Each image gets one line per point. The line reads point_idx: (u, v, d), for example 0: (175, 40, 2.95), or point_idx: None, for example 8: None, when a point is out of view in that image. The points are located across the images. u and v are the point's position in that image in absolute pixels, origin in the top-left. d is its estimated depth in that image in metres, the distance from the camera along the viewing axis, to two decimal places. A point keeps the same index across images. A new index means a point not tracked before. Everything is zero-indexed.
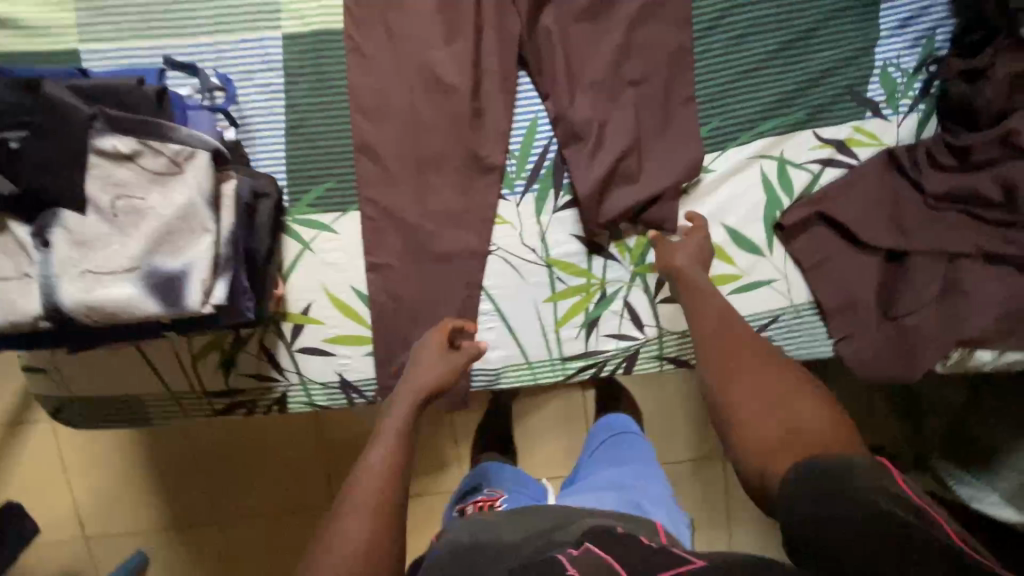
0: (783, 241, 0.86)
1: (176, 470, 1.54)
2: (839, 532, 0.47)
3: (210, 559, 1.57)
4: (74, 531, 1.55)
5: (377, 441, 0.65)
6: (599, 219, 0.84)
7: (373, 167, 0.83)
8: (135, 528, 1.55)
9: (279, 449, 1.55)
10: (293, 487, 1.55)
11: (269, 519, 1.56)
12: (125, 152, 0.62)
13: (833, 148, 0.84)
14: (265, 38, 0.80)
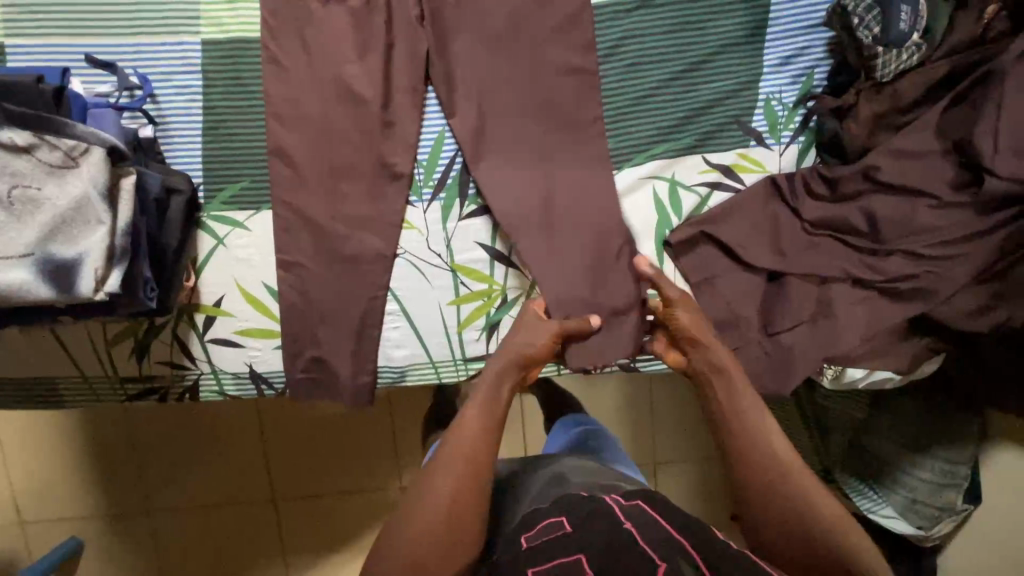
0: (672, 258, 0.92)
1: (112, 457, 1.55)
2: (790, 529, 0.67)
3: (145, 547, 1.59)
4: (8, 515, 1.55)
5: (476, 439, 0.73)
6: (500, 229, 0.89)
7: (286, 169, 0.88)
8: (69, 514, 1.56)
9: (220, 440, 1.55)
10: (231, 477, 1.57)
11: (206, 508, 1.58)
12: (22, 144, 0.65)
13: (720, 172, 0.90)
14: (186, 42, 0.85)
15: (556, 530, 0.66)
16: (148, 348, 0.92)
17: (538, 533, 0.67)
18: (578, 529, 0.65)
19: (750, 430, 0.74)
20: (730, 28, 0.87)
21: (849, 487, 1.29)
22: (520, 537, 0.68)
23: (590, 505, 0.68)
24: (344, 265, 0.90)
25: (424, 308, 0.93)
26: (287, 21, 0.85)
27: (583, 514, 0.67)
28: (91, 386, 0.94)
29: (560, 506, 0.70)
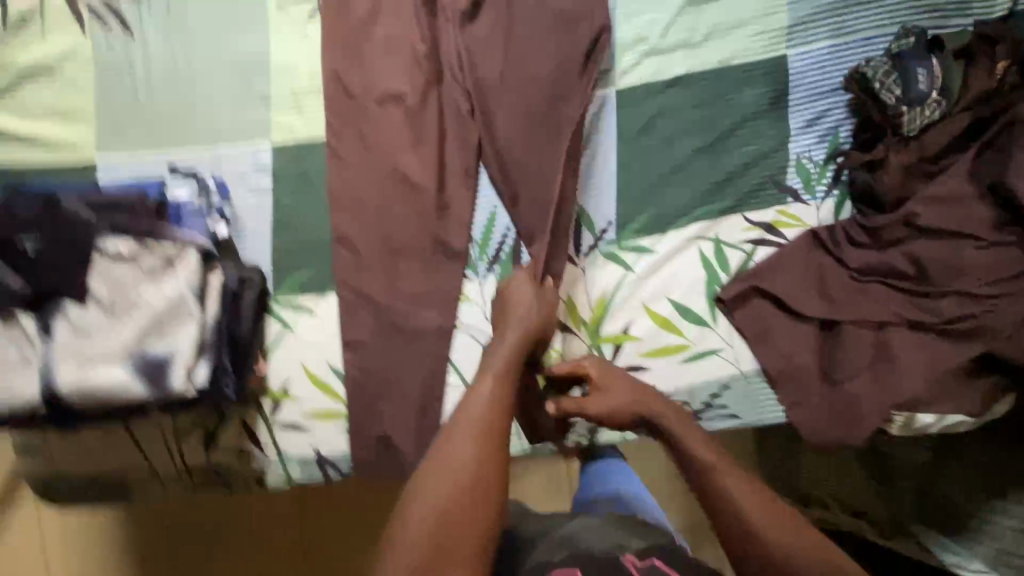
0: (724, 314, 0.94)
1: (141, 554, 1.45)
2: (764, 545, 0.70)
3: None
4: None
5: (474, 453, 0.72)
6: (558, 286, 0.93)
7: (350, 255, 0.93)
8: None
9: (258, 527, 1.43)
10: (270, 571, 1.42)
11: None
12: (127, 254, 0.71)
13: (761, 229, 0.94)
14: (257, 147, 0.93)
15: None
16: (216, 437, 0.94)
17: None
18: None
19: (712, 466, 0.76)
20: (755, 99, 0.93)
21: (930, 540, 1.21)
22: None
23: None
24: (406, 341, 0.93)
25: None
26: (347, 121, 0.92)
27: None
28: (160, 478, 0.95)
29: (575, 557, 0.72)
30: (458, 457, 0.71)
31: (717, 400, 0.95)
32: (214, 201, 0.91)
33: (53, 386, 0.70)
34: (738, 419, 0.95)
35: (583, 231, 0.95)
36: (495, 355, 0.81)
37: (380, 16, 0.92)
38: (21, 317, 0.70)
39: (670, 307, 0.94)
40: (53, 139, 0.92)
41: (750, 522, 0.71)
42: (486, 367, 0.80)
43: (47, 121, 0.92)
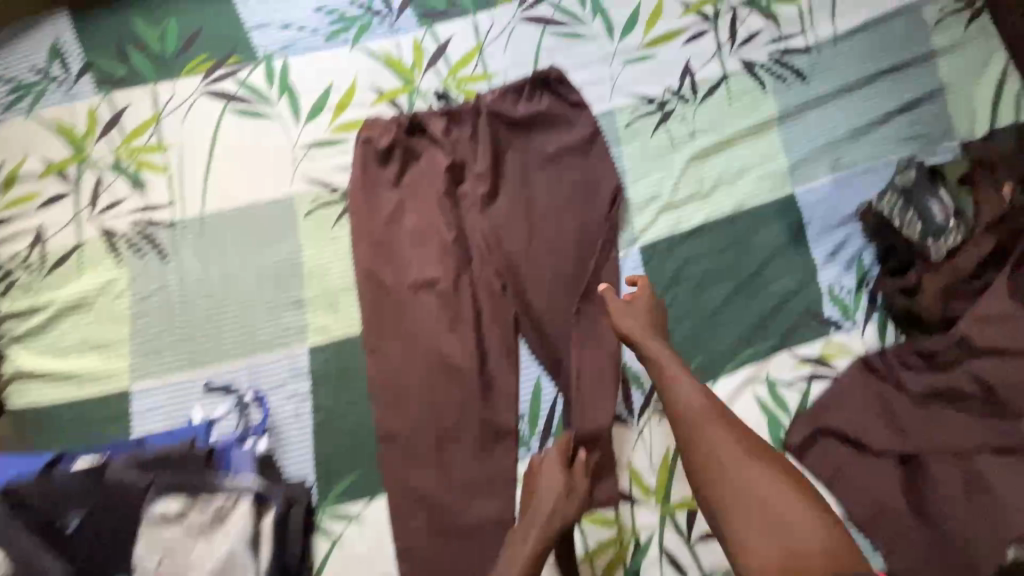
0: (796, 458, 0.89)
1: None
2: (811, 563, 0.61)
3: None
4: None
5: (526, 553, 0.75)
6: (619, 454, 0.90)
7: (398, 451, 0.89)
8: None
9: None
10: None
11: None
12: (173, 514, 0.80)
13: (812, 364, 0.92)
14: (294, 352, 0.92)
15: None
16: None
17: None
18: None
19: (748, 507, 0.65)
20: (775, 238, 0.96)
21: None
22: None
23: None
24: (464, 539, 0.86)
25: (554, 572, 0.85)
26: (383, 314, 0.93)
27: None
28: None
29: None
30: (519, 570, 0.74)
31: None
32: (253, 416, 0.89)
33: None
34: None
35: (633, 390, 0.92)
36: (541, 501, 0.79)
37: (405, 211, 0.96)
38: None
39: None
40: (89, 373, 0.92)
41: (703, 441, 0.71)
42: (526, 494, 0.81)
43: (83, 355, 0.92)
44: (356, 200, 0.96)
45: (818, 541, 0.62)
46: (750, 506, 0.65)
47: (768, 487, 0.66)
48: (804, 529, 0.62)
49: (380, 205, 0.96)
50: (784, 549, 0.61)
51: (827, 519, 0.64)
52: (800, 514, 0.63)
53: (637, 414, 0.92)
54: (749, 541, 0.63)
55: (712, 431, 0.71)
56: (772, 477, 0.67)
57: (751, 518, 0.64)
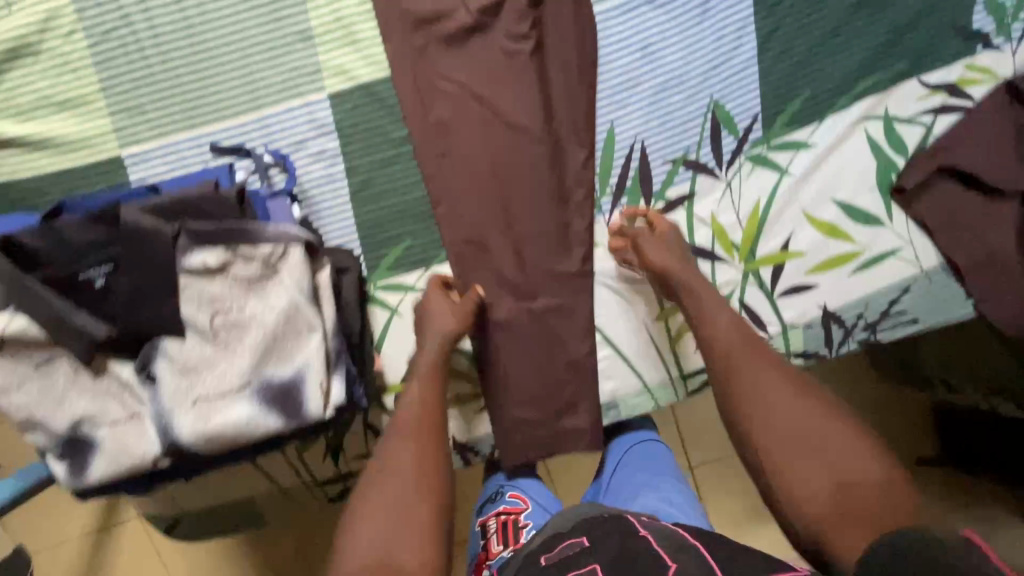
0: (903, 206, 0.79)
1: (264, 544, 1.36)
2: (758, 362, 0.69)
3: None
4: None
5: (404, 434, 0.72)
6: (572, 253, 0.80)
7: (455, 215, 0.78)
8: None
9: None
10: None
11: None
12: (216, 265, 0.56)
13: (945, 92, 0.76)
14: (310, 101, 0.75)
15: (574, 548, 0.62)
16: (342, 444, 0.84)
17: (557, 553, 0.63)
18: (597, 546, 0.61)
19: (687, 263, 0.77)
20: None
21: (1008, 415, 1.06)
22: (537, 556, 0.64)
23: (617, 541, 0.61)
24: (538, 324, 0.81)
25: (629, 332, 0.82)
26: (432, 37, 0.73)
27: (608, 534, 0.63)
28: (289, 497, 0.86)
29: (577, 525, 0.66)
30: (412, 415, 0.73)
31: (897, 307, 0.82)
32: (278, 183, 0.76)
33: (171, 440, 0.58)
34: (920, 321, 0.83)
35: (723, 134, 0.78)
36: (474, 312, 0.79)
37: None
38: (65, 352, 0.57)
39: (835, 210, 0.79)
40: (62, 139, 0.75)
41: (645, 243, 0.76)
42: (438, 323, 0.76)
43: (48, 116, 0.74)
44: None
45: (736, 342, 0.71)
46: (814, 460, 0.61)
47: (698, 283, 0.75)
48: (834, 439, 0.62)
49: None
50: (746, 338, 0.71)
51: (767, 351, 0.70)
52: (858, 451, 0.61)
53: (727, 165, 0.79)
54: (790, 459, 0.62)
55: (772, 396, 0.66)
56: (792, 391, 0.66)
57: (850, 527, 0.57)
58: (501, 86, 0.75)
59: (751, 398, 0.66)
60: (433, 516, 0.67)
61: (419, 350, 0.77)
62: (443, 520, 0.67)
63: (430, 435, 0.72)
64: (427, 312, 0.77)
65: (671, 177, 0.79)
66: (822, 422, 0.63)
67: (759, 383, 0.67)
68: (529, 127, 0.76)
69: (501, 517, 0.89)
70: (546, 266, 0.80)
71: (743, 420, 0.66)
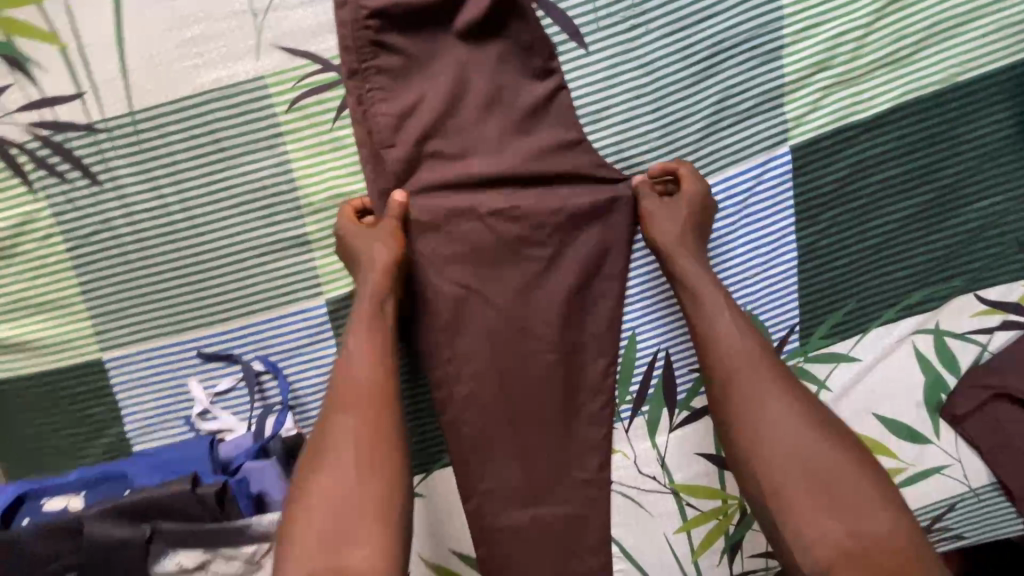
0: (950, 423, 0.72)
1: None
2: (726, 320, 0.60)
3: None
4: None
5: (346, 408, 0.57)
6: (588, 464, 0.73)
7: (463, 423, 0.72)
8: None
9: None
10: None
11: None
12: (192, 565, 0.52)
13: (1004, 311, 0.69)
14: (305, 307, 0.69)
15: None
16: None
17: None
18: None
19: (688, 253, 0.64)
20: (990, 132, 0.66)
21: None
22: None
23: None
24: (546, 537, 0.74)
25: (646, 542, 0.76)
26: (438, 241, 0.67)
27: None
28: None
29: None
30: (359, 380, 0.58)
31: (942, 523, 0.75)
32: (270, 391, 0.70)
33: None
34: (966, 538, 0.75)
35: None
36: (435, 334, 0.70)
37: (458, 94, 0.64)
38: None
39: (877, 425, 0.72)
40: (41, 340, 0.70)
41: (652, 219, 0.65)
42: (375, 253, 0.62)
43: (27, 317, 0.69)
44: (381, 80, 0.63)
45: (738, 336, 0.59)
46: (815, 496, 0.51)
47: (705, 284, 0.62)
48: (849, 485, 0.51)
49: (415, 84, 0.64)
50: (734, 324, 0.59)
51: (768, 361, 0.58)
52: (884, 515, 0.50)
53: None
54: (795, 494, 0.52)
55: (777, 421, 0.54)
56: (792, 400, 0.55)
57: None
58: (511, 293, 0.69)
59: (763, 442, 0.54)
60: (381, 488, 0.53)
61: (357, 283, 0.63)
62: (382, 475, 0.54)
63: (374, 396, 0.57)
64: (349, 247, 0.64)
65: (697, 388, 0.73)
66: (834, 457, 0.52)
67: (772, 408, 0.55)
68: (541, 333, 0.70)
69: None
70: (557, 477, 0.73)
71: (742, 442, 0.55)
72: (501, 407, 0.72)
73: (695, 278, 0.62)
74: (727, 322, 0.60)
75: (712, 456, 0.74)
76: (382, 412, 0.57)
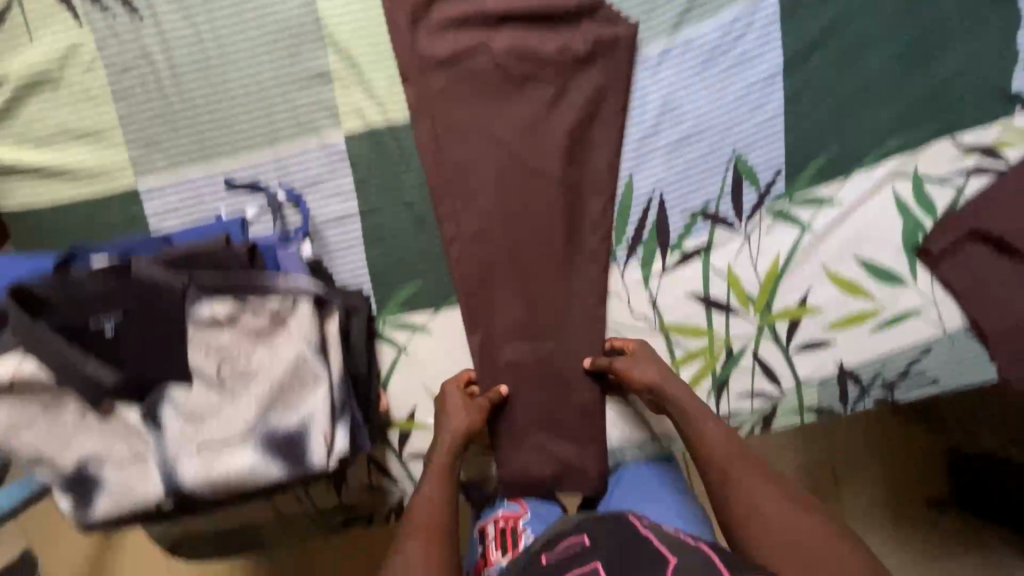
0: (928, 267, 0.76)
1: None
2: (721, 449, 0.67)
3: None
4: None
5: (419, 523, 0.64)
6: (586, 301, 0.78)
7: (468, 258, 0.77)
8: None
9: None
10: None
11: None
12: (223, 317, 0.56)
13: (979, 154, 0.73)
14: (325, 140, 0.74)
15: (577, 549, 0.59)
16: (346, 475, 0.85)
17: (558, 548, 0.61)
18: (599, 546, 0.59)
19: (703, 417, 0.70)
20: None
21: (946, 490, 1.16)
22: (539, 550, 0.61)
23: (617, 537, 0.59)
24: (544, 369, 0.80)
25: None
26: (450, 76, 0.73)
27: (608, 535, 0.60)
28: (291, 523, 0.87)
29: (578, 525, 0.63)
30: (424, 510, 0.66)
31: (917, 367, 0.79)
32: (290, 218, 0.75)
33: (177, 484, 0.59)
34: (939, 382, 0.80)
35: (745, 187, 0.76)
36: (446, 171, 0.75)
37: None
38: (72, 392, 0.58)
39: (857, 268, 0.77)
40: (78, 168, 0.75)
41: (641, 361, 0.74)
42: (450, 420, 0.74)
43: (68, 146, 0.75)
44: None
45: (721, 436, 0.68)
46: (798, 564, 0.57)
47: (693, 406, 0.71)
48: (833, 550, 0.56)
49: None
50: (731, 441, 0.68)
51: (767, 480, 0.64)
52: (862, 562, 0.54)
53: (746, 218, 0.77)
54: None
55: (770, 514, 0.61)
56: (783, 502, 0.62)
57: None
58: (516, 129, 0.74)
59: (758, 553, 0.60)
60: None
61: (440, 423, 0.75)
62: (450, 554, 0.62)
63: (438, 513, 0.66)
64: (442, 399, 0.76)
65: (688, 229, 0.77)
66: (828, 544, 0.57)
67: (779, 517, 0.61)
68: (544, 169, 0.75)
69: (499, 525, 0.76)
70: (557, 314, 0.79)
71: (739, 536, 0.62)
72: (506, 245, 0.77)
73: (705, 437, 0.68)
74: (723, 441, 0.68)
75: (703, 296, 0.78)
76: (440, 529, 0.64)
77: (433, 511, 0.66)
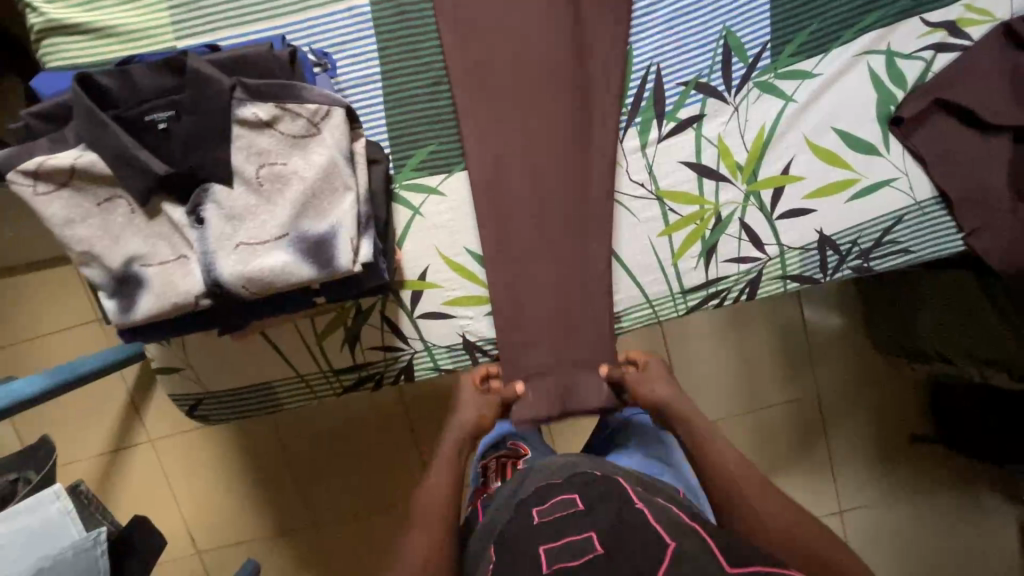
0: (900, 138, 0.84)
1: (270, 468, 1.36)
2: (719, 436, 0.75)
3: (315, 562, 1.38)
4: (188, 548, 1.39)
5: (433, 500, 0.77)
6: (589, 162, 0.85)
7: (481, 121, 0.84)
8: (238, 537, 1.38)
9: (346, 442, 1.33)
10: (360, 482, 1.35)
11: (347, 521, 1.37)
12: (265, 118, 0.63)
13: (945, 31, 0.82)
14: (353, 5, 0.81)
15: (570, 509, 0.63)
16: (360, 334, 0.90)
17: (551, 509, 0.64)
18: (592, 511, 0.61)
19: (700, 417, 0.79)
20: None
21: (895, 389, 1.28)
22: (532, 512, 0.66)
23: (614, 510, 0.60)
24: (548, 230, 0.87)
25: (633, 244, 0.87)
26: None
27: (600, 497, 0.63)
28: (306, 382, 0.92)
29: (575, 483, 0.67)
30: (440, 472, 0.81)
31: (891, 236, 0.86)
32: None
33: (214, 279, 0.63)
34: (911, 250, 0.87)
35: (734, 60, 0.83)
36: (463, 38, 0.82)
37: None
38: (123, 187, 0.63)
39: (834, 138, 0.84)
40: (123, 27, 0.81)
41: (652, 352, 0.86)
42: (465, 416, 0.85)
43: (115, 7, 0.81)
44: None
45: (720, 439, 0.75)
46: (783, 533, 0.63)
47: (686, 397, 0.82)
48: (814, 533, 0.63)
49: None
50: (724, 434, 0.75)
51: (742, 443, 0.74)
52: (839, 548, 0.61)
53: (736, 91, 0.84)
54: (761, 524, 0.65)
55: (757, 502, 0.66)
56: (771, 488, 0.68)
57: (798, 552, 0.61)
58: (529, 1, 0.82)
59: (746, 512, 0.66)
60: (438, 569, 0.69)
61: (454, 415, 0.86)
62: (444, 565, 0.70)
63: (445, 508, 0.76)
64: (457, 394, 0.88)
65: (682, 100, 0.84)
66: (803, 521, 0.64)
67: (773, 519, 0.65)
68: (552, 38, 0.83)
69: (500, 459, 0.94)
70: (562, 175, 0.86)
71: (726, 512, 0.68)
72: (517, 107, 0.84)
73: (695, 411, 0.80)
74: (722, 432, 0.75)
75: (694, 162, 0.85)
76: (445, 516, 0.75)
77: (444, 486, 0.78)
